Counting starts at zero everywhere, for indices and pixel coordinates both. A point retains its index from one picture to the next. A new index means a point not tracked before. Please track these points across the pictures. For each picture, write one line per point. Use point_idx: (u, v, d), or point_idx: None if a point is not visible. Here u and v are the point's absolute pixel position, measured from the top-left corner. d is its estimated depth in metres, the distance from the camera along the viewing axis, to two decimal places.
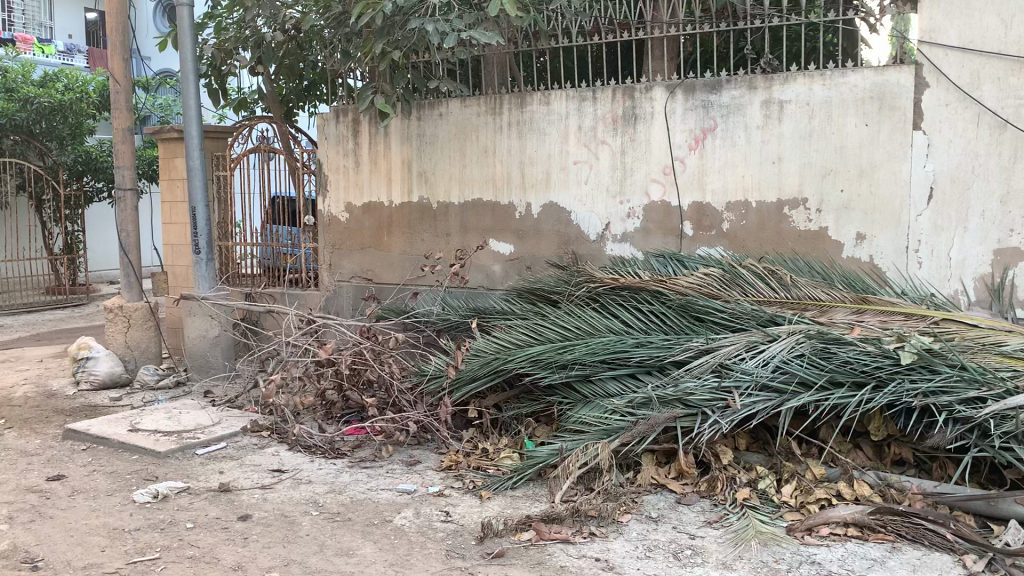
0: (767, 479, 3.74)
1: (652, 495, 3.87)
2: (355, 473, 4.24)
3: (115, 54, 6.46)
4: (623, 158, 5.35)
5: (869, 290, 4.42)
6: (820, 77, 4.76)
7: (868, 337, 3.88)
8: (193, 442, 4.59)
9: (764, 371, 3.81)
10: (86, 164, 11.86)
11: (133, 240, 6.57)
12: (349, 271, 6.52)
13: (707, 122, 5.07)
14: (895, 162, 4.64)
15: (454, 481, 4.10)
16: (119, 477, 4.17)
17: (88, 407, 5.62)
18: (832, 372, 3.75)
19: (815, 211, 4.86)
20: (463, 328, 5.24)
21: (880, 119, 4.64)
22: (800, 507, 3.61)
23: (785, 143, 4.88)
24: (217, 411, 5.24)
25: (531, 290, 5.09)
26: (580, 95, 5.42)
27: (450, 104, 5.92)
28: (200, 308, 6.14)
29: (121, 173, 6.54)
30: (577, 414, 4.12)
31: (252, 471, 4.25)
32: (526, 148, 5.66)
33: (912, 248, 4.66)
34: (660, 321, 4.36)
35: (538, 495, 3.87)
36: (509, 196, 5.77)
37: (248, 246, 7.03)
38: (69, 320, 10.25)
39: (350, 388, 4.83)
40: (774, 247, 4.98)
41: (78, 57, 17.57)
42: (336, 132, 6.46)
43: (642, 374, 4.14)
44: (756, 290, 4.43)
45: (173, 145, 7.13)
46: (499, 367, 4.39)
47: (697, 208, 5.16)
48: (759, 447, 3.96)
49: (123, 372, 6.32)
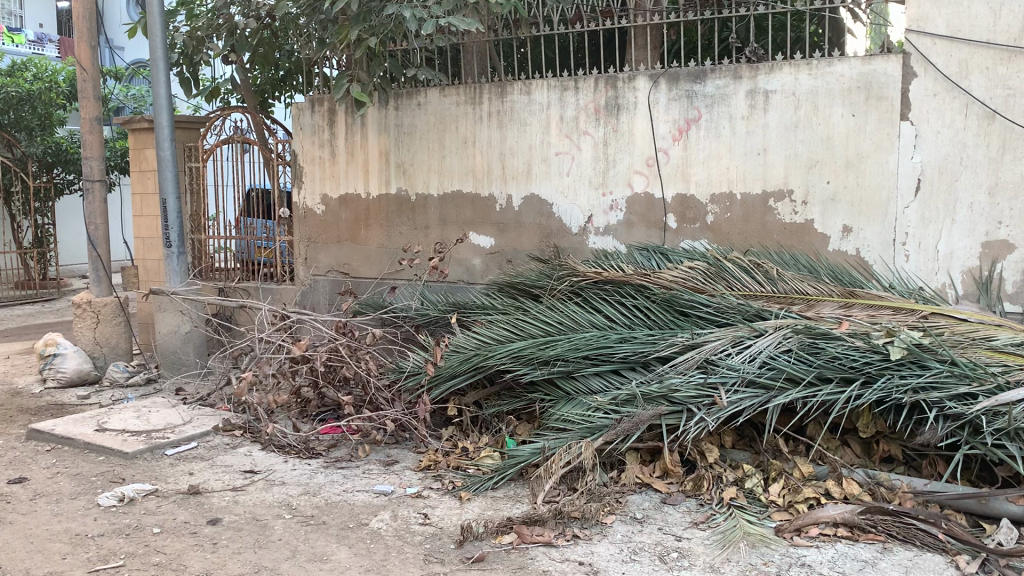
0: (754, 478, 3.65)
1: (636, 495, 3.76)
2: (330, 474, 4.10)
3: (82, 41, 6.25)
4: (605, 150, 5.24)
5: (856, 283, 4.34)
6: (806, 65, 4.66)
7: (857, 332, 3.79)
8: (162, 442, 4.44)
9: (750, 367, 3.72)
10: (55, 155, 11.46)
11: (102, 233, 6.38)
12: (325, 265, 6.36)
13: (691, 113, 4.97)
14: (882, 153, 4.56)
15: (433, 481, 3.98)
16: (83, 479, 4.00)
17: (54, 407, 5.44)
18: (820, 367, 3.66)
19: (801, 203, 4.77)
20: (442, 324, 5.11)
21: (866, 109, 4.56)
22: (788, 507, 3.52)
23: (770, 134, 4.79)
24: (188, 410, 5.08)
25: (512, 284, 4.97)
26: (561, 85, 5.31)
27: (428, 93, 5.78)
28: (170, 304, 5.94)
29: (89, 164, 6.34)
30: (559, 411, 4.01)
31: (223, 472, 4.11)
32: (507, 139, 5.54)
33: (899, 241, 4.58)
34: (644, 316, 4.25)
35: (519, 496, 3.75)
36: (489, 188, 5.65)
37: (222, 240, 6.88)
38: (39, 315, 10.03)
39: (326, 385, 4.71)
40: (760, 239, 4.89)
41: (49, 46, 17.21)
42: (311, 122, 6.29)
43: (626, 370, 4.04)
44: (741, 284, 4.34)
45: (143, 135, 6.95)
46: (479, 363, 4.28)
47: (681, 200, 5.06)
48: (745, 444, 3.88)
49: (91, 369, 6.13)
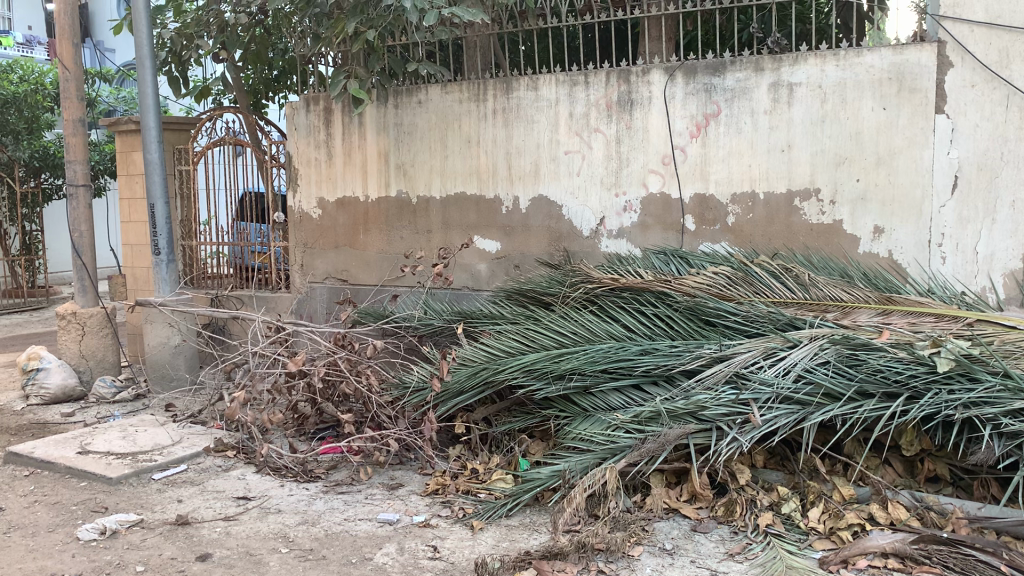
0: (791, 502, 3.37)
1: (664, 522, 3.48)
2: (330, 500, 3.80)
3: (63, 39, 5.94)
4: (618, 148, 4.95)
5: (891, 288, 4.06)
6: (834, 56, 4.37)
7: (900, 342, 3.49)
8: (149, 465, 4.13)
9: (785, 382, 3.43)
10: (43, 160, 11.11)
11: (87, 240, 6.06)
12: (323, 272, 6.06)
13: (709, 108, 4.68)
14: (916, 149, 4.27)
15: (441, 508, 3.68)
16: (62, 509, 3.70)
17: (36, 426, 5.13)
18: (861, 382, 3.37)
19: (829, 203, 4.48)
20: (447, 334, 4.80)
21: (898, 102, 4.27)
22: (830, 534, 3.25)
23: (795, 129, 4.50)
24: (178, 429, 4.78)
25: (521, 291, 4.67)
26: (570, 80, 5.01)
27: (429, 90, 5.48)
28: (159, 315, 5.64)
29: (72, 169, 6.03)
30: (575, 430, 3.72)
31: (214, 500, 3.80)
32: (513, 137, 5.24)
33: (935, 242, 4.29)
34: (666, 326, 3.96)
35: (536, 524, 3.47)
36: (494, 190, 5.35)
37: (214, 246, 6.58)
38: (28, 325, 9.73)
39: (324, 401, 4.43)
40: (785, 242, 4.60)
41: (36, 48, 16.88)
42: (305, 122, 5.99)
43: (648, 385, 3.74)
44: (769, 290, 4.05)
45: (130, 138, 6.66)
46: (489, 378, 3.97)
47: (699, 200, 4.77)
48: (777, 463, 3.60)
49: (77, 385, 5.83)
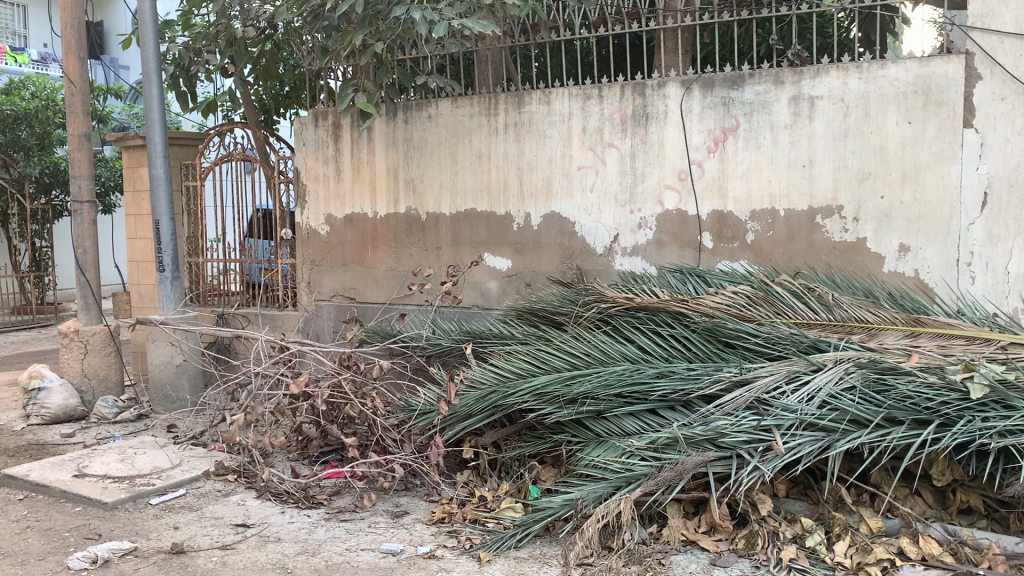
0: (815, 535, 3.20)
1: (681, 555, 3.30)
2: (332, 528, 3.65)
3: (70, 53, 5.87)
4: (633, 163, 4.80)
5: (919, 309, 3.89)
6: (856, 69, 4.23)
7: (930, 366, 3.32)
8: (147, 490, 4.00)
9: (809, 408, 3.26)
10: (54, 176, 11.02)
11: (91, 257, 5.96)
12: (330, 289, 5.93)
13: (728, 122, 4.54)
14: (943, 165, 4.11)
15: (447, 539, 3.52)
16: (54, 536, 3.57)
17: (35, 447, 5.01)
18: (889, 408, 3.21)
19: (852, 220, 4.32)
20: (455, 355, 4.66)
21: (924, 116, 4.12)
22: (857, 569, 3.06)
23: (816, 144, 4.35)
24: (178, 451, 4.66)
25: (532, 310, 4.52)
26: (584, 93, 4.89)
27: (439, 104, 5.37)
28: (161, 334, 5.58)
29: (77, 184, 5.94)
30: (588, 456, 3.56)
31: (212, 527, 3.66)
32: (525, 152, 5.11)
33: (963, 261, 4.12)
34: (683, 348, 3.80)
35: (547, 557, 3.31)
36: (505, 206, 5.22)
37: (221, 262, 6.47)
38: (35, 343, 9.67)
39: (328, 424, 4.29)
40: (806, 260, 4.44)
41: (52, 66, 17.02)
42: (314, 137, 5.89)
43: (665, 410, 3.58)
44: (792, 310, 3.88)
45: (137, 153, 6.57)
46: (498, 402, 3.82)
47: (717, 217, 4.62)
48: (800, 493, 3.44)
49: (78, 405, 5.73)
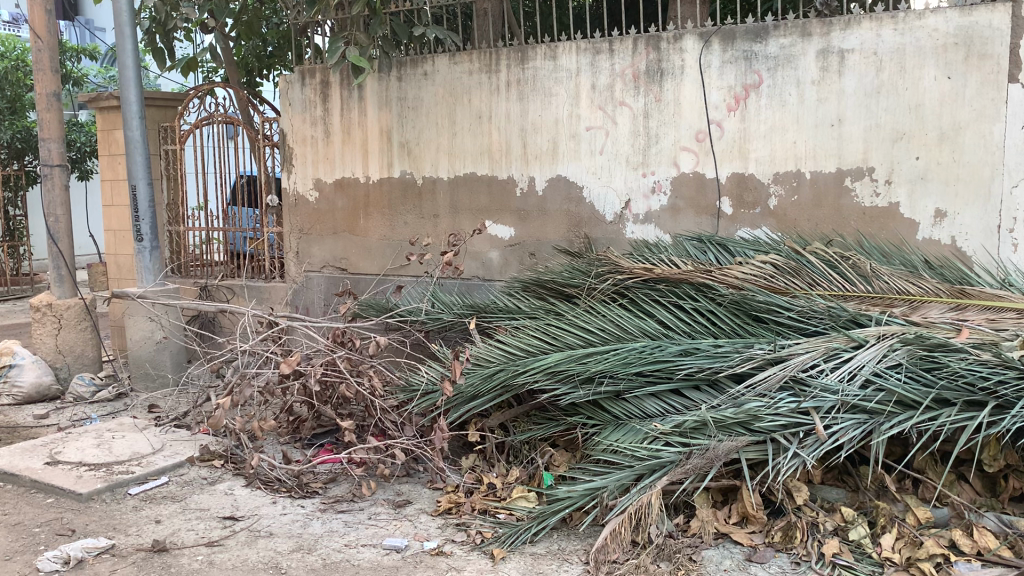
0: (859, 527, 2.93)
1: (713, 550, 3.03)
2: (329, 520, 3.36)
3: (36, 6, 5.43)
4: (646, 123, 4.47)
5: (962, 279, 3.59)
6: (891, 19, 3.90)
7: (984, 341, 3.02)
8: (126, 478, 3.69)
9: (851, 389, 2.97)
10: (26, 141, 10.57)
11: (63, 225, 5.58)
12: (319, 260, 5.60)
13: (750, 78, 4.21)
14: (985, 123, 3.81)
15: (456, 533, 3.24)
16: (23, 531, 3.25)
17: (6, 431, 4.71)
18: (940, 389, 2.91)
19: (883, 183, 4.02)
20: (458, 330, 4.35)
21: (966, 70, 3.81)
22: (908, 565, 2.79)
23: (846, 101, 4.03)
24: (159, 434, 4.35)
25: (540, 282, 4.20)
26: (593, 47, 4.54)
27: (436, 60, 5.00)
28: (140, 308, 5.24)
29: (47, 148, 5.55)
30: (606, 441, 3.27)
31: (197, 520, 3.35)
32: (529, 111, 4.77)
33: (1005, 227, 3.83)
34: (708, 322, 3.50)
35: (566, 553, 3.05)
36: (507, 170, 4.88)
37: (203, 231, 6.11)
38: (10, 315, 9.30)
39: (321, 405, 3.99)
40: (834, 227, 4.14)
41: (23, 29, 16.44)
42: (301, 97, 5.51)
43: (690, 391, 3.29)
44: (826, 281, 3.59)
45: (111, 114, 6.16)
46: (507, 381, 3.52)
47: (737, 180, 4.30)
48: (837, 479, 3.17)
49: (52, 384, 5.42)
